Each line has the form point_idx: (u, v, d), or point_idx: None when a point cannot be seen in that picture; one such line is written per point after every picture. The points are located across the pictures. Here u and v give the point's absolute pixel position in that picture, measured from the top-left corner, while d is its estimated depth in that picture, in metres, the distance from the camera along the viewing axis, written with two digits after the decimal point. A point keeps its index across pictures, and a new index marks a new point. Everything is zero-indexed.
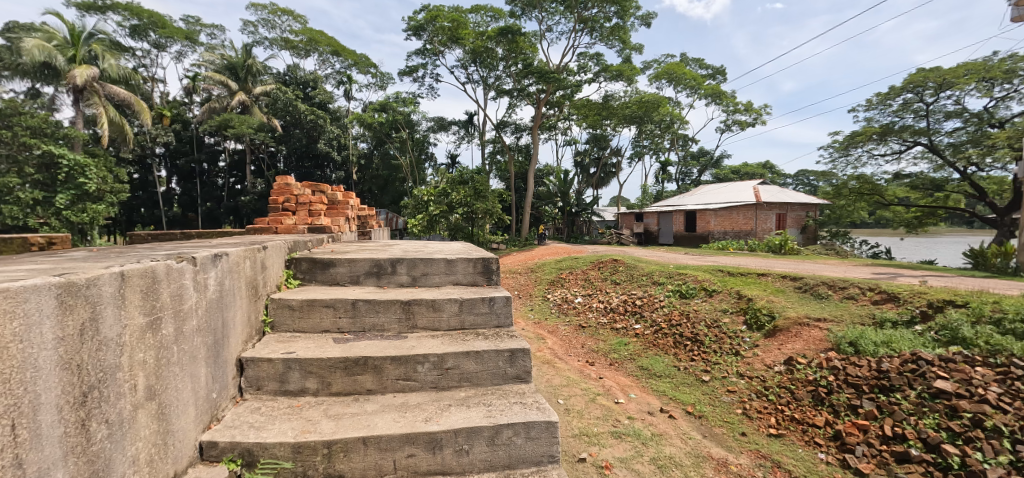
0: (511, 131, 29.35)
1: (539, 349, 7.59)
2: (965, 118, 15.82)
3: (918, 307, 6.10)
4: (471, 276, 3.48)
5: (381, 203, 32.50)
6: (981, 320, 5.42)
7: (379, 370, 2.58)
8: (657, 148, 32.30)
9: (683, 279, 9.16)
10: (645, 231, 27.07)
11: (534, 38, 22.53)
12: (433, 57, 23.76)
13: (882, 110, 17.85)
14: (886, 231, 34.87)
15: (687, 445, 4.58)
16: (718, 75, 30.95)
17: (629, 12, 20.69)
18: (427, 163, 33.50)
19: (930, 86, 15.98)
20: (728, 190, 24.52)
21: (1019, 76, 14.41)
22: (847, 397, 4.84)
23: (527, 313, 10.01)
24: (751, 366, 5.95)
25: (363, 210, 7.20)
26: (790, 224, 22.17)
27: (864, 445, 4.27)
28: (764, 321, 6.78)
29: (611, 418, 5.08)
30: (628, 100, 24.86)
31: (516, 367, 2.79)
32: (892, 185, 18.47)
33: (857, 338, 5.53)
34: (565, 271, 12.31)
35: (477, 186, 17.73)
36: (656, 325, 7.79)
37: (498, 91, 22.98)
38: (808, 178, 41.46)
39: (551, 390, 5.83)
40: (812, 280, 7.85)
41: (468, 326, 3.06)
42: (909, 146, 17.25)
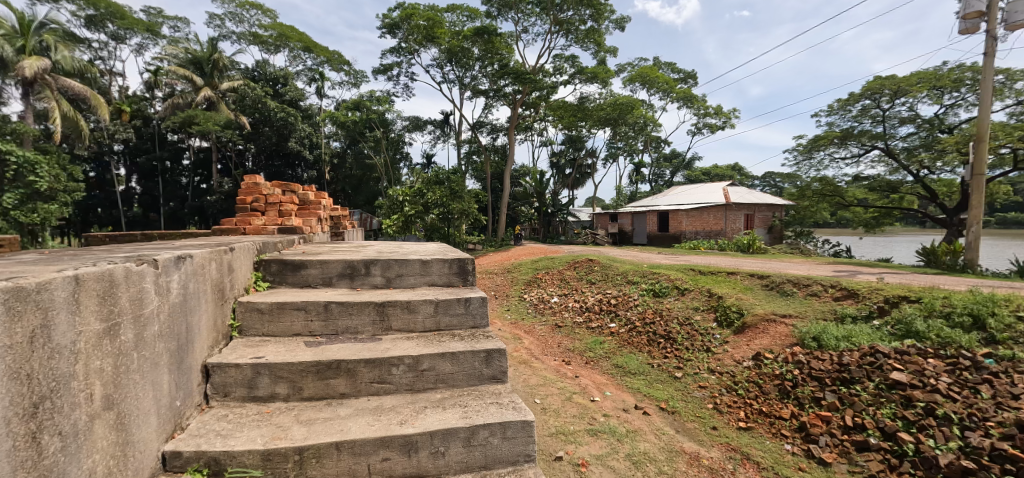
0: (487, 132, 29.31)
1: (515, 349, 7.60)
2: (918, 124, 16.75)
3: (876, 303, 6.40)
4: (446, 276, 3.45)
5: (355, 203, 31.90)
6: (933, 314, 5.74)
7: (352, 373, 2.54)
8: (631, 149, 32.86)
9: (657, 278, 9.36)
10: (620, 232, 27.50)
11: (511, 39, 22.56)
12: (408, 56, 23.44)
13: (842, 115, 18.67)
14: (847, 231, 36.48)
15: (660, 440, 4.68)
16: (690, 79, 31.72)
17: (604, 15, 20.96)
18: (402, 163, 33.08)
19: (886, 93, 16.82)
20: (699, 191, 25.16)
21: (965, 85, 15.36)
22: (811, 389, 5.04)
23: (504, 313, 10.02)
24: (721, 362, 6.14)
25: (335, 210, 7.04)
26: (758, 224, 22.96)
27: (827, 435, 4.46)
28: (733, 318, 6.99)
29: (587, 416, 5.14)
30: (603, 102, 25.15)
31: (491, 368, 2.79)
32: (852, 187, 19.33)
33: (820, 333, 5.77)
34: (542, 271, 12.37)
35: (453, 187, 17.66)
36: (630, 324, 7.92)
37: (474, 91, 22.89)
38: (774, 179, 42.95)
39: (527, 389, 5.85)
40: (778, 278, 8.14)
41: (444, 327, 3.04)
42: (867, 150, 18.12)
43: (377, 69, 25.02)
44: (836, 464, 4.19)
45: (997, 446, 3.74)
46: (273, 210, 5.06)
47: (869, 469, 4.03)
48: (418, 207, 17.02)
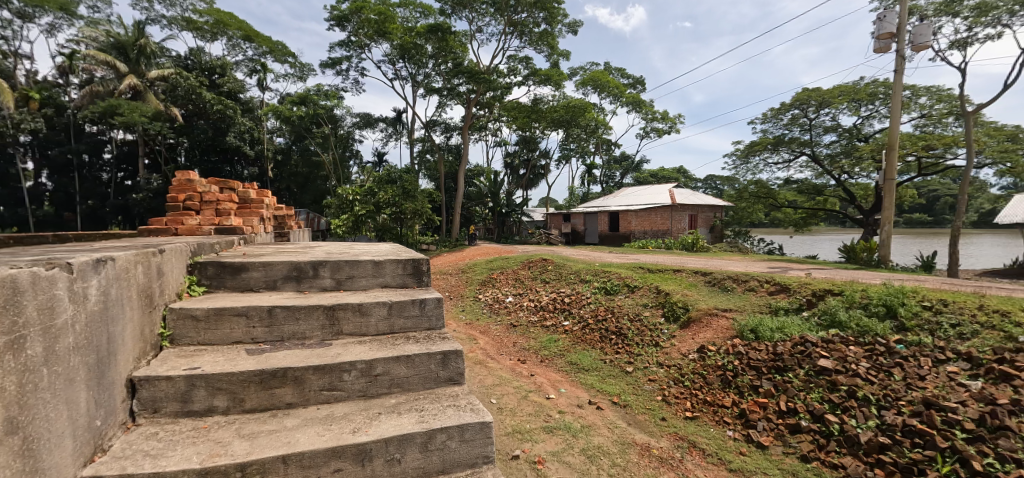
0: (441, 131, 28.93)
1: (471, 349, 7.55)
2: (839, 133, 18.34)
3: (805, 296, 6.93)
4: (400, 277, 3.36)
5: (301, 202, 30.47)
6: (853, 305, 6.29)
7: (300, 381, 2.41)
8: (583, 151, 33.63)
9: (608, 276, 9.63)
10: (573, 232, 28.09)
11: (465, 37, 22.35)
12: (358, 50, 22.66)
13: (775, 123, 20.08)
14: (778, 230, 39.30)
15: (613, 433, 4.81)
16: (638, 84, 32.91)
17: (557, 19, 21.30)
18: (352, 161, 31.90)
19: (812, 103, 18.29)
20: (647, 192, 26.17)
21: (879, 98, 17.02)
22: (750, 378, 5.37)
23: (458, 314, 9.91)
24: (669, 355, 6.41)
25: (280, 209, 6.68)
26: (700, 223, 24.20)
27: (764, 420, 4.78)
28: (679, 313, 7.34)
29: (543, 414, 5.19)
30: (556, 104, 25.58)
31: (448, 370, 2.74)
32: (783, 190, 20.88)
33: (756, 326, 6.17)
34: (497, 271, 12.37)
35: (406, 186, 17.32)
36: (583, 321, 8.10)
37: (427, 89, 22.49)
38: (715, 182, 45.42)
39: (483, 390, 5.83)
40: (719, 274, 8.62)
41: (398, 330, 2.96)
42: (796, 156, 19.62)
43: (324, 62, 23.98)
44: (773, 446, 4.48)
45: (908, 423, 4.14)
46: (209, 209, 4.71)
47: (801, 449, 4.34)
48: (369, 207, 16.48)
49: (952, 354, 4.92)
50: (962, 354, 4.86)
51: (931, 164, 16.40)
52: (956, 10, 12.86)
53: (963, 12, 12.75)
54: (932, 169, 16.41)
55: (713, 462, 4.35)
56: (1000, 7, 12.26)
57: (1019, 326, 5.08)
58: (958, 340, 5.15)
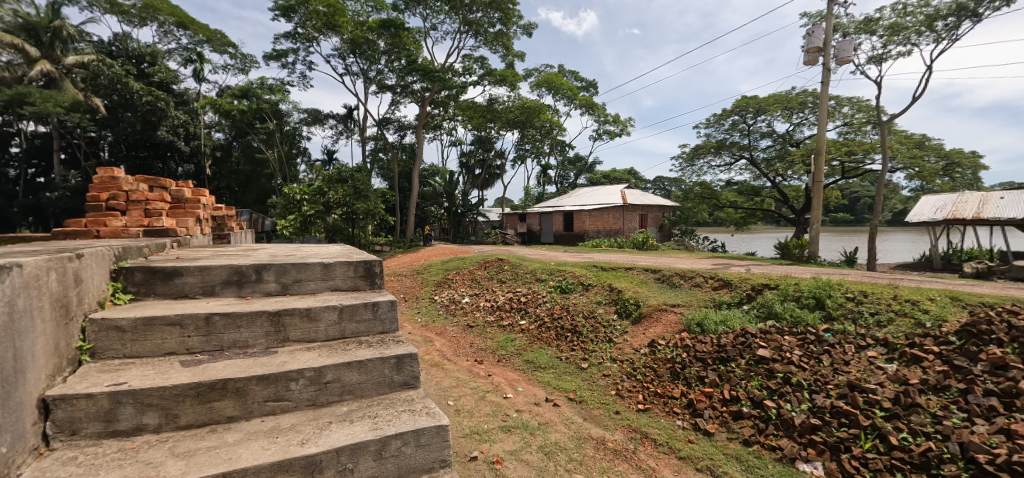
0: (394, 129, 28.25)
1: (427, 352, 7.42)
2: (774, 138, 19.68)
3: (745, 290, 7.38)
4: (352, 280, 3.24)
5: (243, 202, 28.76)
6: (787, 297, 6.77)
7: (242, 393, 2.26)
8: (538, 152, 34.02)
9: (563, 275, 9.81)
10: (528, 231, 28.37)
11: (419, 34, 21.99)
12: (305, 43, 21.67)
13: (717, 128, 21.25)
14: (720, 229, 41.61)
15: (569, 429, 4.90)
16: (591, 88, 33.72)
17: (512, 20, 21.41)
18: (299, 159, 30.48)
19: (750, 110, 19.50)
20: (600, 193, 26.88)
21: (808, 107, 18.44)
22: (696, 369, 5.64)
23: (413, 316, 9.71)
24: (621, 350, 6.61)
25: (219, 209, 6.27)
26: (650, 223, 25.14)
27: (710, 408, 5.03)
28: (631, 309, 7.59)
29: (500, 414, 5.20)
30: (511, 105, 25.74)
31: (402, 374, 2.68)
32: (725, 191, 22.12)
33: (702, 319, 6.50)
34: (452, 272, 12.24)
35: (357, 185, 16.79)
36: (539, 320, 8.19)
37: (380, 86, 21.88)
38: (663, 183, 47.29)
39: (439, 392, 5.76)
40: (668, 272, 9.00)
41: (350, 334, 2.85)
42: (736, 159, 20.86)
43: (268, 55, 22.74)
44: (718, 433, 4.73)
45: (835, 404, 4.51)
46: (136, 209, 4.33)
47: (743, 434, 4.61)
48: (318, 207, 15.78)
49: (871, 340, 5.41)
50: (879, 339, 5.36)
51: (853, 168, 17.95)
52: (873, 28, 14.15)
53: (878, 31, 14.06)
54: (854, 173, 17.97)
55: (664, 451, 4.52)
56: (909, 28, 13.62)
57: (926, 312, 5.67)
58: (876, 327, 5.67)
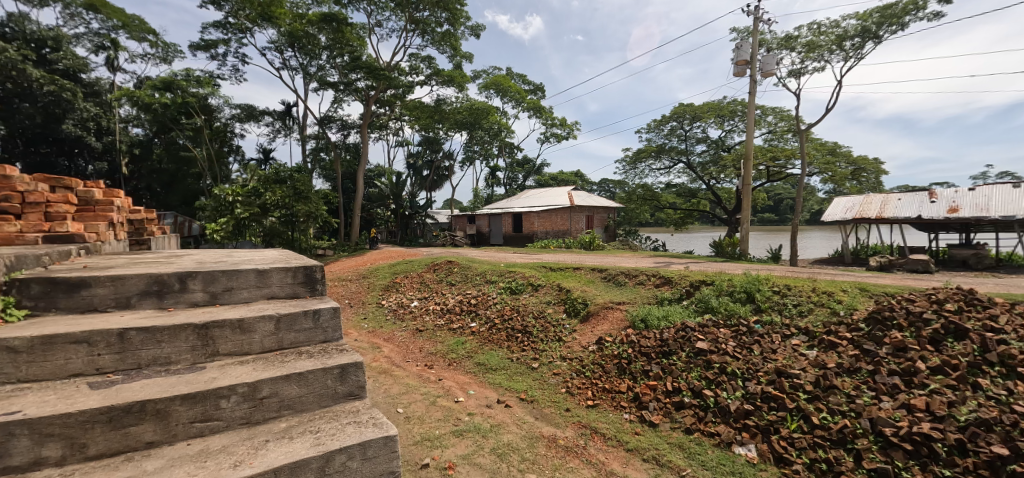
0: (337, 128, 27.09)
1: (374, 359, 7.18)
2: (708, 144, 20.98)
3: (685, 287, 7.78)
4: (290, 287, 3.05)
5: (167, 204, 26.40)
6: (721, 292, 7.20)
7: (164, 415, 2.06)
8: (487, 154, 34.02)
9: (513, 276, 9.86)
10: (477, 233, 28.26)
11: (362, 31, 21.27)
12: (237, 34, 20.27)
13: (657, 133, 22.32)
14: (661, 229, 43.70)
15: (522, 429, 4.92)
16: (538, 91, 34.23)
17: (460, 21, 21.27)
18: (231, 158, 28.45)
19: (687, 117, 20.63)
20: (548, 194, 27.34)
21: (737, 115, 19.85)
22: (641, 364, 5.87)
23: (359, 322, 9.34)
24: (571, 348, 6.75)
25: (136, 212, 5.70)
26: (596, 223, 25.92)
27: (654, 400, 5.25)
28: (580, 307, 7.78)
29: (451, 418, 5.12)
30: (459, 106, 25.56)
31: (347, 385, 2.55)
32: (665, 193, 23.27)
33: (646, 315, 6.78)
34: (401, 275, 11.94)
35: (297, 186, 15.97)
36: (490, 321, 8.16)
37: (321, 82, 20.88)
38: (608, 185, 48.84)
39: (388, 400, 5.58)
40: (614, 271, 9.31)
41: (288, 345, 2.68)
42: (675, 163, 22.02)
43: (194, 44, 21.03)
44: (662, 423, 4.94)
45: (765, 390, 4.85)
46: (34, 213, 3.80)
47: (684, 423, 4.85)
48: (253, 209, 14.81)
49: (795, 330, 5.89)
50: (802, 328, 5.85)
51: (777, 172, 19.49)
52: (793, 45, 15.45)
53: (797, 48, 15.39)
54: (778, 176, 19.51)
55: (612, 445, 4.65)
56: (823, 46, 15.01)
57: (840, 303, 6.27)
58: (799, 317, 6.19)
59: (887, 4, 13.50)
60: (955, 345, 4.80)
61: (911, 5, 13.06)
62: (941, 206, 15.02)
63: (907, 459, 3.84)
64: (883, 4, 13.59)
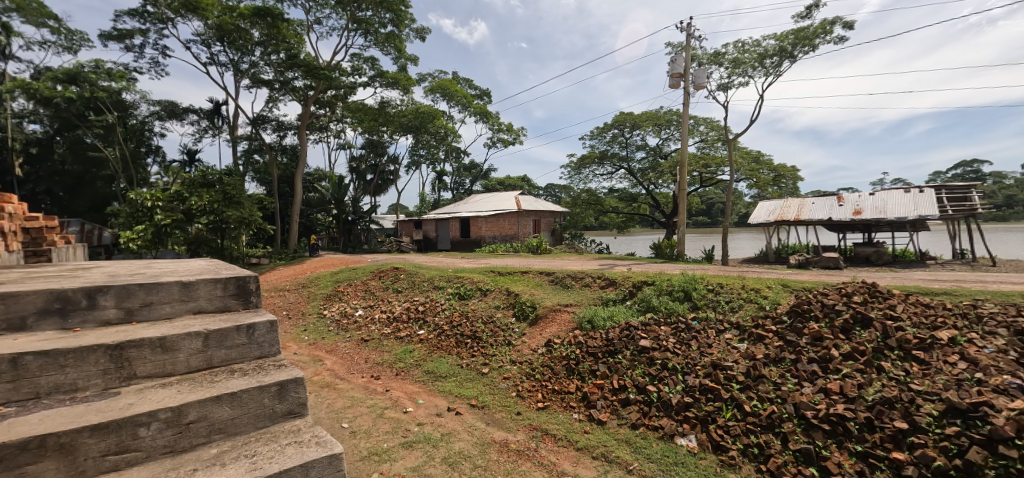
0: (272, 128, 25.52)
1: (316, 372, 6.81)
2: (647, 151, 22.04)
3: (628, 288, 8.08)
4: (220, 300, 2.82)
5: (71, 210, 23.61)
6: (661, 291, 7.56)
7: (69, 450, 1.82)
8: (433, 158, 33.58)
9: (461, 282, 9.78)
10: (424, 238, 27.72)
11: (299, 27, 20.26)
12: (157, 24, 18.58)
13: (600, 140, 23.12)
14: (604, 232, 45.26)
15: (473, 436, 4.86)
16: (484, 96, 34.33)
17: (404, 22, 20.88)
18: (149, 159, 25.97)
19: (627, 125, 21.57)
20: (496, 199, 27.41)
21: (672, 124, 21.01)
22: (588, 364, 6.01)
23: (299, 335, 8.82)
24: (520, 352, 6.79)
25: (31, 218, 5.04)
26: (543, 227, 26.40)
27: (602, 399, 5.39)
28: (529, 311, 7.85)
29: (400, 430, 4.96)
30: (404, 109, 25.01)
31: (286, 403, 2.39)
32: (608, 197, 24.08)
33: (592, 317, 6.97)
34: (344, 283, 11.45)
35: (227, 190, 14.86)
36: (438, 328, 8.01)
37: (253, 80, 19.59)
38: (554, 190, 49.82)
39: (331, 415, 5.30)
40: (561, 274, 9.49)
41: (218, 363, 2.47)
42: (617, 169, 22.90)
43: (104, 33, 19.00)
44: (610, 420, 5.07)
45: (703, 382, 5.13)
46: None
47: (630, 419, 5.02)
48: (176, 215, 13.56)
49: (727, 325, 6.30)
50: (734, 323, 6.27)
51: (709, 178, 20.83)
52: (721, 61, 16.61)
53: (725, 63, 16.56)
54: (710, 182, 20.86)
55: (563, 445, 4.71)
56: (747, 63, 16.26)
57: (766, 298, 6.79)
58: (730, 313, 6.63)
59: (800, 27, 14.87)
60: (862, 333, 5.33)
61: (820, 29, 14.48)
62: (848, 209, 16.71)
63: (825, 438, 4.20)
64: (798, 27, 14.96)
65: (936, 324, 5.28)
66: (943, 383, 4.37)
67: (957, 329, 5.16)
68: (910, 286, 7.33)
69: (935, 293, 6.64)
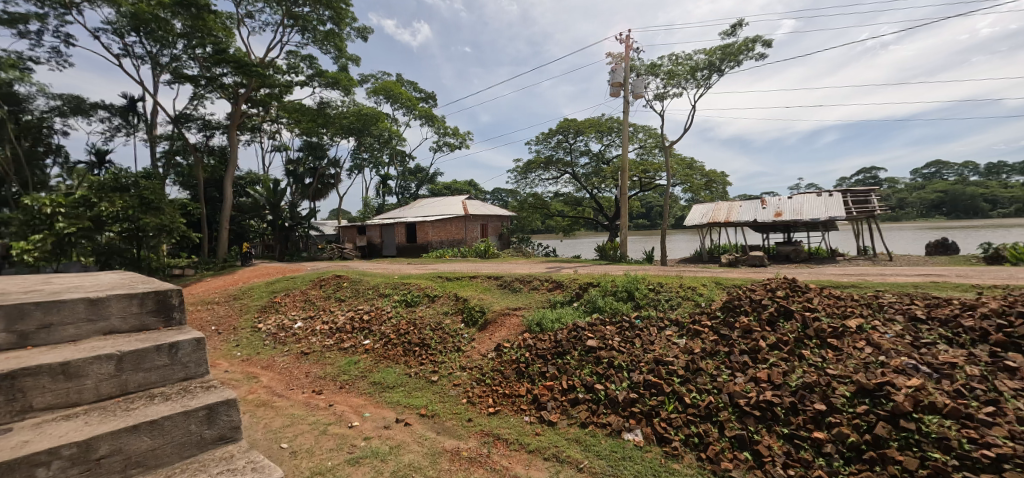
0: (196, 128, 23.57)
1: (251, 390, 6.34)
2: (591, 156, 22.73)
3: (575, 290, 8.25)
4: (136, 318, 2.53)
5: None
6: (606, 292, 7.79)
7: None
8: (376, 162, 32.59)
9: (408, 289, 9.53)
10: (368, 245, 26.74)
11: (228, 21, 18.93)
12: (58, 10, 16.61)
13: (545, 145, 23.53)
14: (550, 235, 46.14)
15: (423, 447, 4.71)
16: (430, 99, 33.86)
17: (345, 21, 20.13)
18: (48, 159, 23.04)
19: (571, 131, 22.15)
20: (442, 204, 27.06)
21: (613, 131, 21.82)
22: (538, 366, 6.06)
23: (230, 351, 8.16)
24: (470, 358, 6.72)
25: None
26: (490, 231, 26.39)
27: (552, 400, 5.44)
28: (478, 316, 7.79)
29: (346, 446, 4.71)
30: (346, 110, 24.06)
31: (216, 428, 2.19)
32: (554, 201, 24.56)
33: (541, 320, 7.04)
34: (281, 294, 10.77)
35: (145, 195, 13.50)
36: (385, 337, 7.73)
37: (175, 75, 18.04)
38: (501, 194, 50.08)
39: (268, 436, 4.93)
40: (509, 278, 9.52)
41: (135, 389, 2.21)
42: (562, 174, 23.43)
43: None
44: (560, 421, 5.13)
45: (647, 378, 5.33)
46: None
47: (579, 417, 5.11)
48: (81, 223, 12.10)
49: (668, 322, 6.61)
50: (673, 320, 6.58)
51: (648, 183, 21.86)
52: (657, 72, 17.50)
53: (661, 74, 17.47)
54: (649, 186, 21.89)
55: (515, 448, 4.69)
56: (680, 75, 17.26)
57: (701, 296, 7.20)
58: (670, 310, 6.96)
59: (727, 43, 16.02)
60: (785, 324, 5.79)
61: (743, 46, 15.68)
62: (770, 212, 18.16)
63: (756, 423, 4.50)
64: (724, 44, 16.10)
65: (846, 314, 5.83)
66: (853, 367, 4.82)
67: (863, 318, 5.73)
68: (824, 280, 8.07)
69: (844, 285, 7.37)
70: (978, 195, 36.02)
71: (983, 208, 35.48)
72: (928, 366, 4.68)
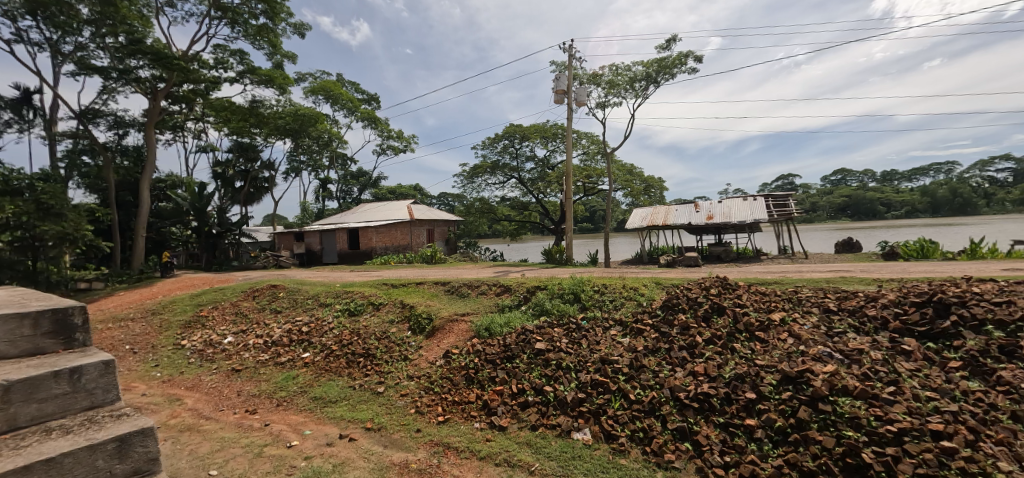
0: (106, 125, 21.25)
1: (173, 414, 5.76)
2: (536, 162, 23.07)
3: (523, 293, 8.29)
4: (28, 341, 2.19)
5: None
6: (553, 295, 7.93)
7: None
8: (315, 165, 31.08)
9: (351, 297, 9.14)
10: (307, 251, 25.36)
11: (145, 9, 17.35)
12: None
13: (491, 150, 23.52)
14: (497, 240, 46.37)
15: (369, 462, 4.50)
16: (372, 101, 32.82)
17: (280, 16, 19.11)
18: None
19: (517, 136, 22.38)
20: (386, 208, 26.30)
21: (558, 137, 22.26)
22: (487, 371, 6.01)
23: (148, 372, 7.36)
24: (417, 366, 6.53)
25: None
26: (436, 236, 26.00)
27: (502, 404, 5.41)
28: (425, 324, 7.60)
29: (284, 467, 4.40)
30: (281, 110, 22.81)
31: (129, 462, 1.95)
32: (500, 206, 24.59)
33: (489, 324, 6.99)
34: (208, 307, 9.92)
35: (42, 200, 11.94)
36: (326, 349, 7.34)
37: (80, 66, 16.14)
38: (447, 199, 49.48)
39: (193, 464, 4.49)
40: (457, 283, 9.40)
41: (26, 423, 1.92)
42: (507, 178, 23.47)
43: None
44: (511, 425, 5.10)
45: (593, 378, 5.45)
46: None
47: (530, 421, 5.11)
48: None
49: (612, 321, 6.81)
50: (617, 320, 6.79)
51: (591, 187, 22.50)
52: (599, 81, 18.11)
53: (602, 84, 18.12)
54: (592, 191, 22.49)
55: (465, 457, 4.59)
56: (620, 85, 17.97)
57: (643, 295, 7.50)
58: (614, 310, 7.17)
59: (662, 57, 16.90)
60: (719, 320, 6.15)
61: (677, 60, 16.62)
62: (702, 215, 19.35)
63: (695, 414, 4.72)
64: (660, 57, 16.98)
65: (771, 308, 6.31)
66: (779, 357, 5.21)
67: (786, 311, 6.22)
68: (751, 278, 8.67)
69: (769, 283, 7.94)
70: (875, 199, 40.55)
71: (879, 210, 39.96)
72: (840, 353, 5.16)
